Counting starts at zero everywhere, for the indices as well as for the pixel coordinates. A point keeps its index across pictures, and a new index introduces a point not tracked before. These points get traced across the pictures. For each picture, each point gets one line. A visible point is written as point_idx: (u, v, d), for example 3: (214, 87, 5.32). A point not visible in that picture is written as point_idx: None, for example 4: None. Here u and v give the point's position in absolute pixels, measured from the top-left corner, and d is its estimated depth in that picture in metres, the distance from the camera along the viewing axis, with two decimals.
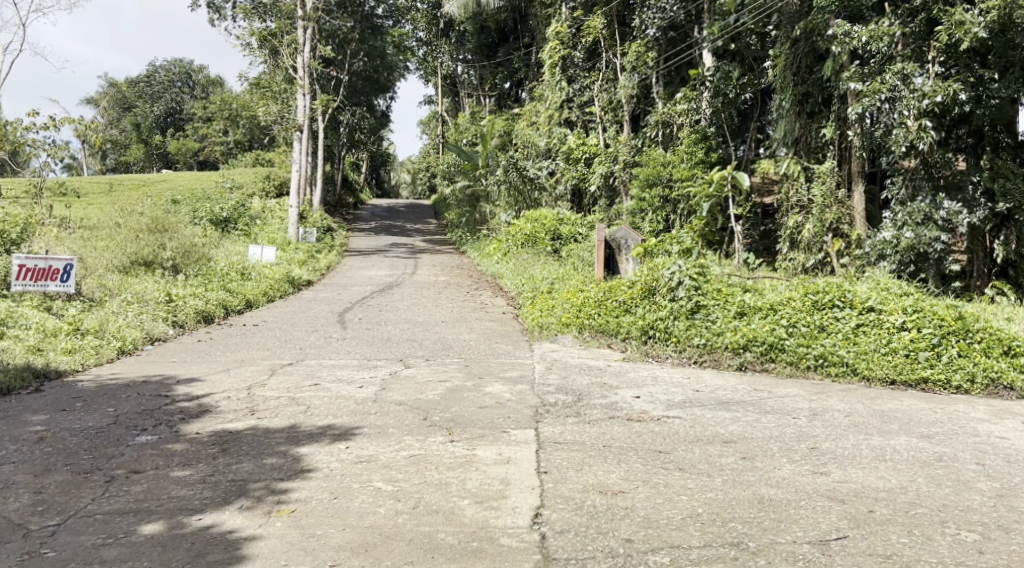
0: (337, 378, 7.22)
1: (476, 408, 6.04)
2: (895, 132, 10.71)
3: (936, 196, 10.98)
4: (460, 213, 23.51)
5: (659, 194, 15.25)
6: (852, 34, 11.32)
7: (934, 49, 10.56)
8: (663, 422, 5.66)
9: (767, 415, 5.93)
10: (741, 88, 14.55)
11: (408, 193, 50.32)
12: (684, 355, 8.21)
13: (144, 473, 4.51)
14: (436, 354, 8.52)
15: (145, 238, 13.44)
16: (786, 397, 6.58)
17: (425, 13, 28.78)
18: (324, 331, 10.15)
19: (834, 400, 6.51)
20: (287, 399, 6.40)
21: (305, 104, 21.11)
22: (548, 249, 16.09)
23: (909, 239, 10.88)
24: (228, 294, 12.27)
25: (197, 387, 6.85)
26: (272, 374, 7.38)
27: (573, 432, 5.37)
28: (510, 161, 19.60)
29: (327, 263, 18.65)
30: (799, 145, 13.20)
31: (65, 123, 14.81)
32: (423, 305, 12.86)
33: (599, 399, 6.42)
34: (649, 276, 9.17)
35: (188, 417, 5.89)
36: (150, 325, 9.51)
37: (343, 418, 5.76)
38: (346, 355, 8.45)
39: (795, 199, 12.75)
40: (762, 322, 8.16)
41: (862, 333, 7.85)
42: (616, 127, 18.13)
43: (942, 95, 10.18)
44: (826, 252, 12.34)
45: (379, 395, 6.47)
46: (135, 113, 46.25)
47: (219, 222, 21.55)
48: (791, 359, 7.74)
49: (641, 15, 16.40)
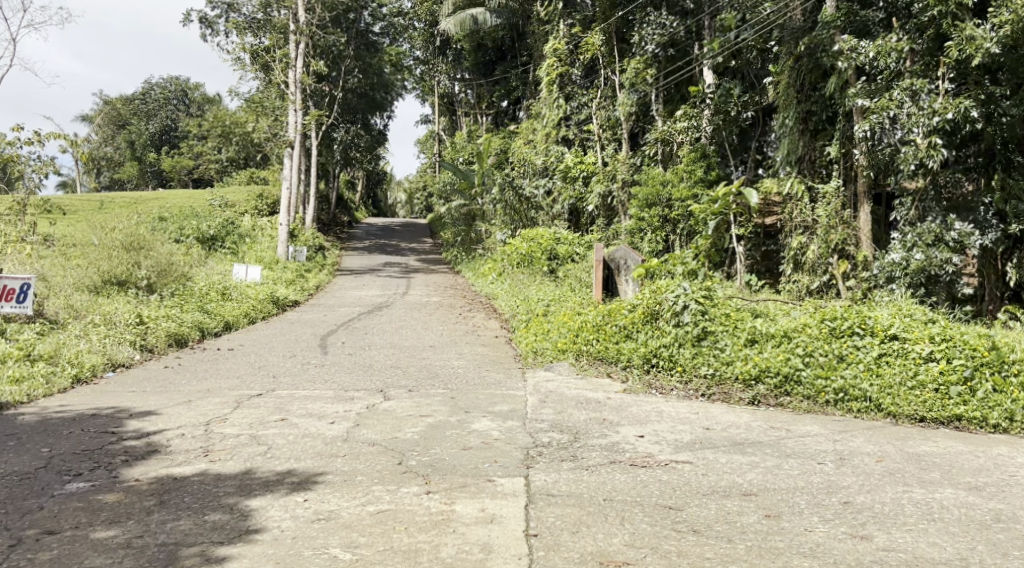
0: (308, 412, 6.51)
1: (459, 450, 5.34)
2: (904, 150, 10.11)
3: (947, 217, 10.25)
4: (455, 232, 22.74)
5: (659, 214, 14.58)
6: (857, 49, 10.75)
7: (943, 65, 9.92)
8: (671, 468, 4.96)
9: (788, 459, 5.24)
10: (742, 106, 14.01)
11: (406, 213, 49.81)
12: (690, 387, 7.51)
13: (58, 535, 3.84)
14: (420, 385, 7.80)
15: (120, 256, 12.78)
16: (806, 438, 5.88)
17: (423, 32, 27.83)
18: (302, 357, 9.44)
19: (860, 441, 5.81)
20: (248, 438, 5.69)
21: (296, 120, 20.53)
22: (544, 270, 15.44)
23: (919, 260, 10.19)
24: (205, 316, 11.59)
25: (150, 423, 6.13)
26: (236, 408, 6.67)
27: (570, 481, 4.67)
28: (506, 180, 19.08)
29: (316, 283, 17.97)
30: (802, 164, 12.57)
31: (50, 137, 14.20)
32: (412, 328, 12.16)
33: (598, 438, 5.71)
34: (651, 299, 8.46)
35: (132, 459, 5.19)
36: (113, 349, 8.83)
37: (307, 462, 5.06)
38: (322, 385, 7.74)
39: (800, 219, 12.12)
40: (775, 351, 7.49)
41: (885, 363, 7.19)
42: (615, 144, 17.55)
43: (952, 113, 9.53)
44: (831, 274, 11.70)
45: (351, 434, 5.76)
46: (129, 131, 45.64)
47: (206, 240, 20.89)
48: (808, 393, 7.09)
49: (640, 32, 15.84)
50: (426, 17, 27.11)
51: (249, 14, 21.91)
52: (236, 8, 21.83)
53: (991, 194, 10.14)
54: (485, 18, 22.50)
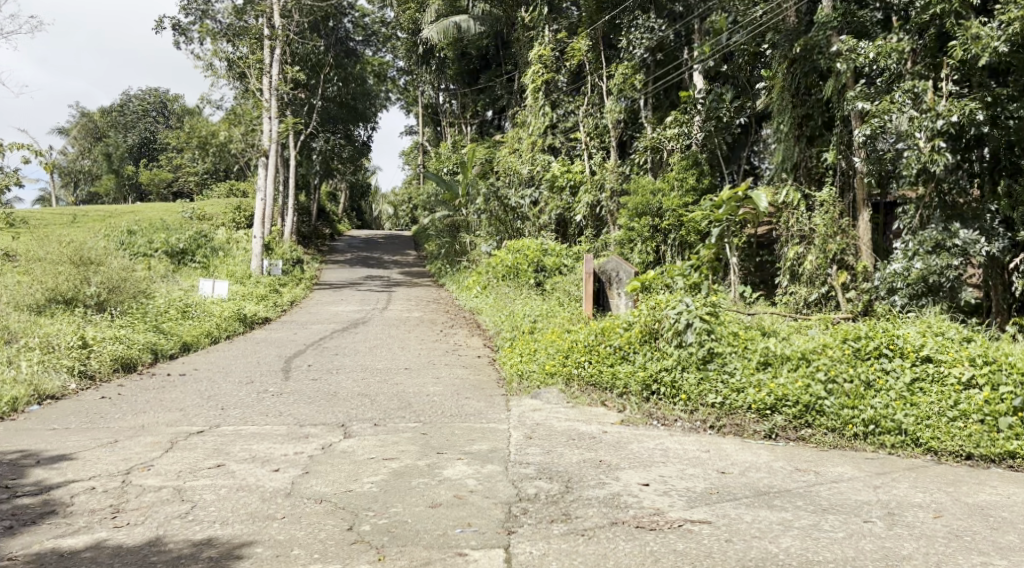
0: (251, 456, 5.50)
1: (426, 507, 4.39)
2: (905, 154, 9.06)
3: (951, 224, 9.05)
4: (439, 244, 21.64)
5: (649, 224, 13.44)
6: (857, 50, 9.82)
7: (946, 65, 9.00)
8: (686, 533, 4.05)
9: (827, 515, 4.33)
10: (735, 111, 13.28)
11: (391, 225, 48.89)
12: (696, 418, 6.60)
13: None
14: (388, 417, 6.80)
15: (67, 271, 11.69)
16: (841, 483, 4.96)
17: (406, 41, 26.46)
18: (258, 385, 8.40)
19: (905, 487, 4.89)
20: (170, 493, 4.68)
21: (272, 128, 19.47)
22: (530, 282, 14.50)
23: (919, 269, 9.15)
24: (159, 336, 10.55)
25: (56, 471, 5.10)
26: (168, 451, 5.65)
27: (563, 557, 3.81)
28: (491, 190, 18.14)
29: (291, 298, 16.95)
30: (799, 171, 11.69)
31: (12, 149, 13.19)
32: (386, 347, 11.17)
33: (595, 489, 4.75)
34: (649, 316, 7.48)
35: (17, 523, 4.22)
36: (41, 379, 7.84)
37: (237, 527, 4.13)
38: (275, 420, 6.70)
39: (796, 228, 11.14)
40: (793, 376, 6.56)
41: (919, 390, 6.27)
42: (602, 153, 16.58)
43: (957, 115, 8.52)
44: (831, 285, 10.80)
45: (296, 486, 4.78)
46: (106, 143, 44.16)
47: (175, 255, 19.86)
48: (833, 424, 6.20)
49: (627, 36, 14.88)
50: (408, 25, 25.51)
51: (224, 20, 20.81)
52: (213, 16, 20.83)
53: (996, 200, 8.93)
54: (469, 25, 21.41)
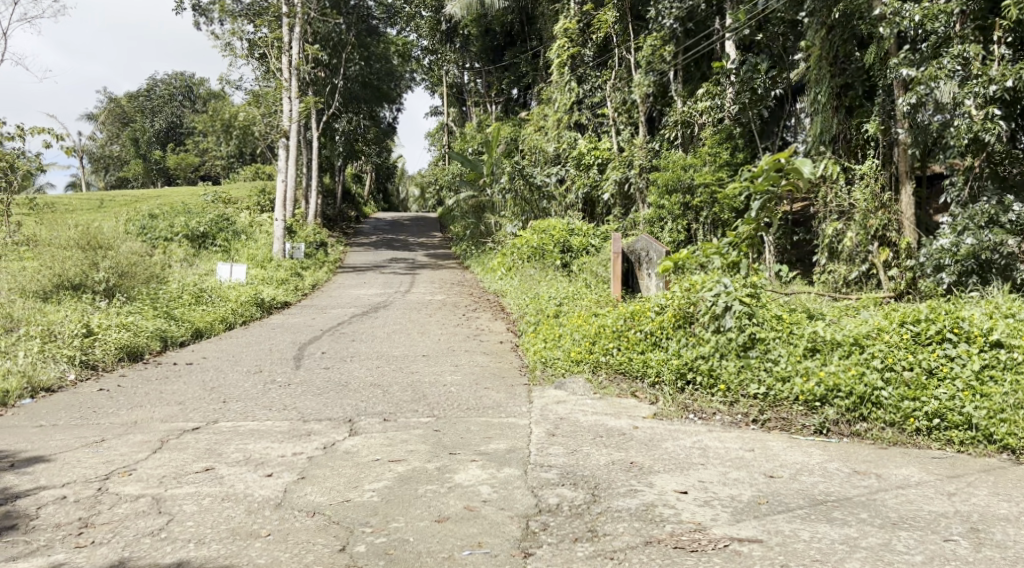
0: (246, 458, 4.97)
1: (433, 521, 3.85)
2: (953, 125, 8.16)
3: (1005, 197, 8.28)
4: (465, 225, 21.06)
5: (679, 201, 12.74)
6: (901, 12, 8.65)
7: (1000, 28, 8.12)
8: (733, 557, 3.50)
9: (898, 531, 3.72)
10: (771, 82, 12.29)
11: (418, 207, 48.43)
12: (737, 412, 5.95)
13: None
14: (399, 411, 6.25)
15: (74, 256, 11.27)
16: (910, 490, 4.32)
17: (430, 20, 25.24)
18: (267, 374, 7.91)
19: (984, 494, 4.26)
20: (148, 503, 4.18)
21: (291, 108, 18.92)
22: (557, 263, 13.85)
23: (969, 245, 8.22)
24: (170, 323, 10.08)
25: (28, 477, 4.62)
26: (154, 452, 5.13)
27: None
28: (515, 168, 17.37)
29: (312, 282, 16.49)
30: (838, 143, 10.84)
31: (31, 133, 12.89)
32: (405, 332, 10.64)
33: (626, 498, 4.15)
34: (682, 300, 6.84)
35: None
36: (38, 372, 7.41)
37: (216, 549, 3.63)
38: (278, 415, 6.17)
39: (835, 204, 10.40)
40: (844, 364, 5.89)
41: (989, 377, 5.59)
42: (631, 129, 15.86)
43: (1013, 80, 7.73)
44: (871, 263, 9.99)
45: (289, 494, 4.26)
46: (133, 129, 43.94)
47: (196, 239, 19.46)
48: (891, 419, 5.57)
49: (657, 6, 14.14)
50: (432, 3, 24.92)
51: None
52: None
53: None
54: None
